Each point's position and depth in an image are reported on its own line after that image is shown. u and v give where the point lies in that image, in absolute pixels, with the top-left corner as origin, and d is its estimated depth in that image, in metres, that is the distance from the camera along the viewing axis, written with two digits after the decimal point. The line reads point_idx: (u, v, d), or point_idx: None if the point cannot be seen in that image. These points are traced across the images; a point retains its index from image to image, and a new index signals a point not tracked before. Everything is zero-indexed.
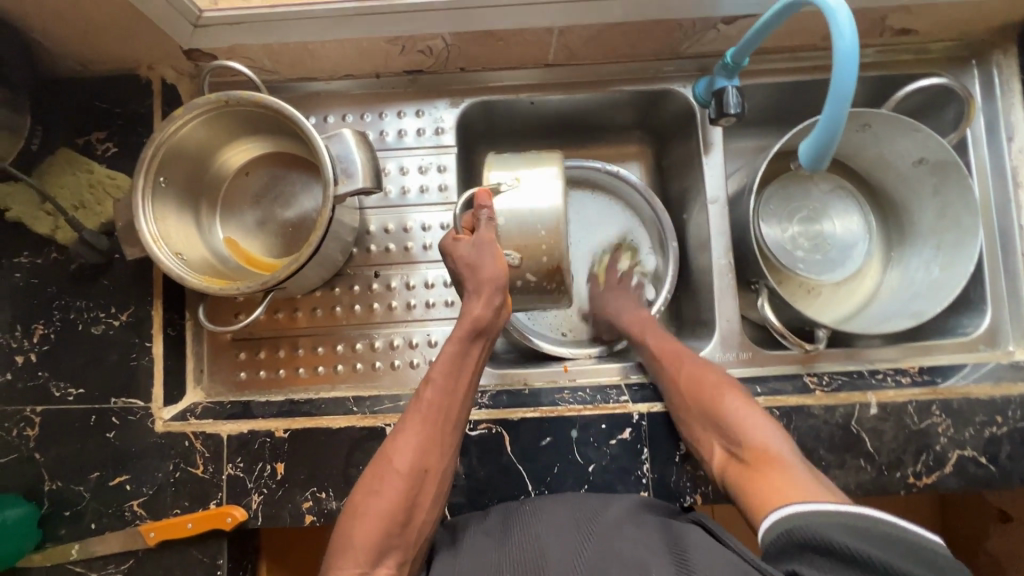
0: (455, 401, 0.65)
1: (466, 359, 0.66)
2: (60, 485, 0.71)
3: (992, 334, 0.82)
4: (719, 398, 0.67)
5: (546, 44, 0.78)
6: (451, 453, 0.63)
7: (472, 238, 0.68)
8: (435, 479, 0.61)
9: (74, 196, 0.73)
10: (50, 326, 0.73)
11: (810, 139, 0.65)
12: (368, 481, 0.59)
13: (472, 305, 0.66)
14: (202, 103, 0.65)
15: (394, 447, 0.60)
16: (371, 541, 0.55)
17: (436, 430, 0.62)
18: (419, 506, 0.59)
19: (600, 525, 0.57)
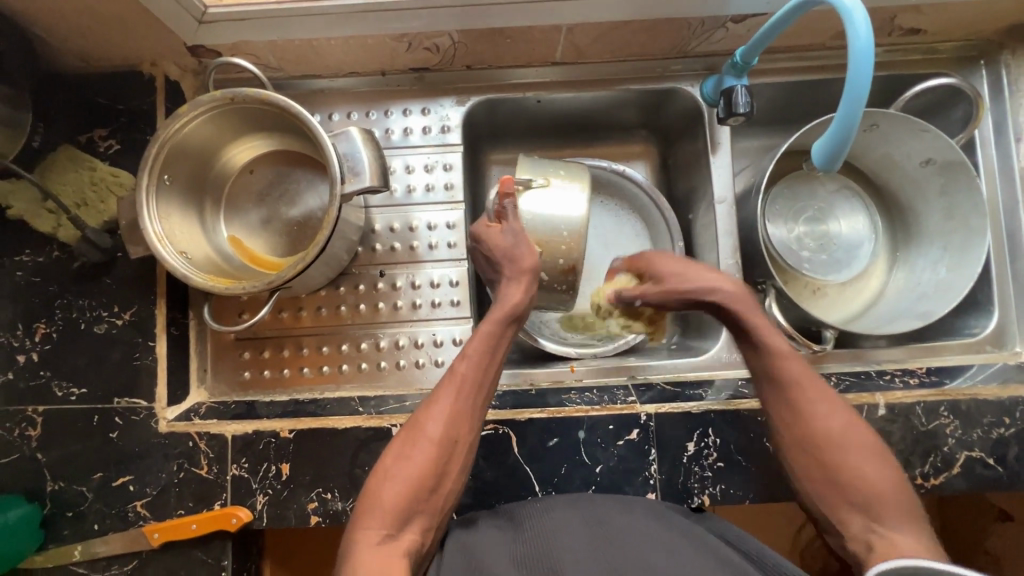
0: (488, 376, 0.63)
1: (502, 335, 0.65)
2: (62, 486, 0.71)
3: (999, 335, 0.81)
4: (859, 461, 0.55)
5: (553, 43, 0.77)
6: (479, 425, 0.62)
7: (506, 227, 0.70)
8: (464, 450, 0.60)
9: (76, 193, 0.72)
10: (52, 325, 0.72)
11: (824, 140, 0.65)
12: (399, 447, 0.59)
13: (512, 290, 0.67)
14: (207, 101, 0.64)
15: (427, 415, 0.59)
16: (397, 505, 0.54)
17: (469, 402, 0.61)
18: (448, 474, 0.58)
19: (615, 523, 0.57)
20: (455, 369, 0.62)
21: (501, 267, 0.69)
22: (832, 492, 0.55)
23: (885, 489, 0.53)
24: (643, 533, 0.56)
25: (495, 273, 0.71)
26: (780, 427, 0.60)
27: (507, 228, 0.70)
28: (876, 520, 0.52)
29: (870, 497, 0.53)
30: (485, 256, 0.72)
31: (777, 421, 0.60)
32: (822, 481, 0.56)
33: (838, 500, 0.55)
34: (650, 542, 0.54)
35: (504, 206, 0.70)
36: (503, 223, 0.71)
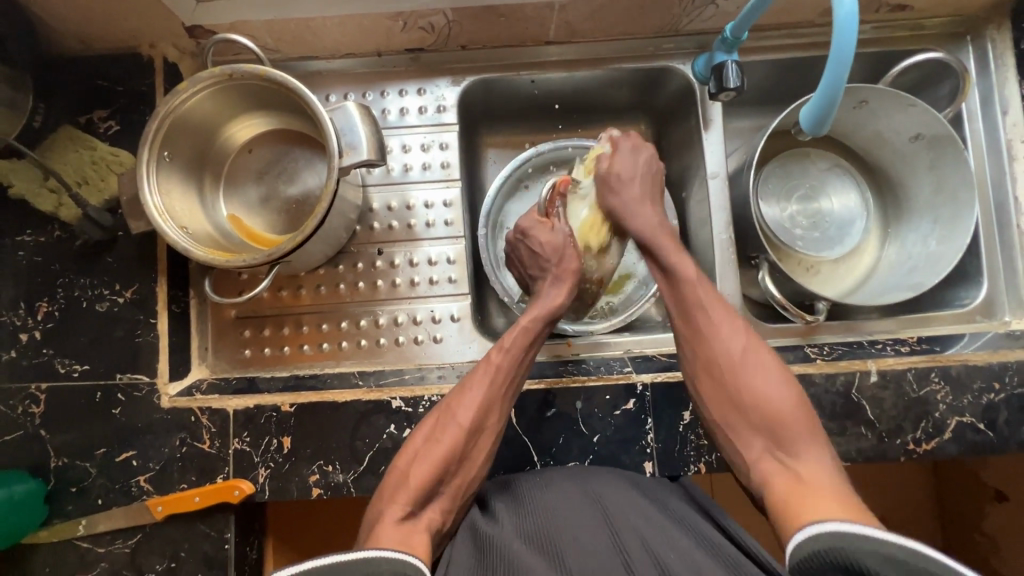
0: (520, 371, 0.69)
1: (536, 335, 0.70)
2: (66, 462, 0.71)
3: (988, 306, 0.83)
4: (758, 388, 0.61)
5: (546, 21, 0.79)
6: (506, 414, 0.67)
7: (554, 225, 0.76)
8: (489, 438, 0.64)
9: (78, 173, 0.73)
10: (54, 303, 0.73)
11: (813, 100, 0.67)
12: (430, 430, 0.63)
13: (556, 292, 0.73)
14: (206, 77, 0.65)
15: (460, 402, 0.64)
16: (424, 482, 0.57)
17: (499, 394, 0.66)
18: (473, 459, 0.62)
19: (628, 509, 0.56)
20: (492, 361, 0.66)
21: (548, 266, 0.75)
22: (737, 415, 0.61)
23: (782, 410, 0.59)
24: (655, 523, 0.55)
25: (536, 271, 0.76)
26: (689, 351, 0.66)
27: (557, 226, 0.76)
28: (778, 444, 0.58)
29: (768, 419, 0.59)
30: (528, 252, 0.77)
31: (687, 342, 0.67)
32: (725, 404, 0.62)
33: (742, 424, 0.61)
34: (660, 533, 0.53)
35: (557, 206, 0.77)
36: (553, 221, 0.76)
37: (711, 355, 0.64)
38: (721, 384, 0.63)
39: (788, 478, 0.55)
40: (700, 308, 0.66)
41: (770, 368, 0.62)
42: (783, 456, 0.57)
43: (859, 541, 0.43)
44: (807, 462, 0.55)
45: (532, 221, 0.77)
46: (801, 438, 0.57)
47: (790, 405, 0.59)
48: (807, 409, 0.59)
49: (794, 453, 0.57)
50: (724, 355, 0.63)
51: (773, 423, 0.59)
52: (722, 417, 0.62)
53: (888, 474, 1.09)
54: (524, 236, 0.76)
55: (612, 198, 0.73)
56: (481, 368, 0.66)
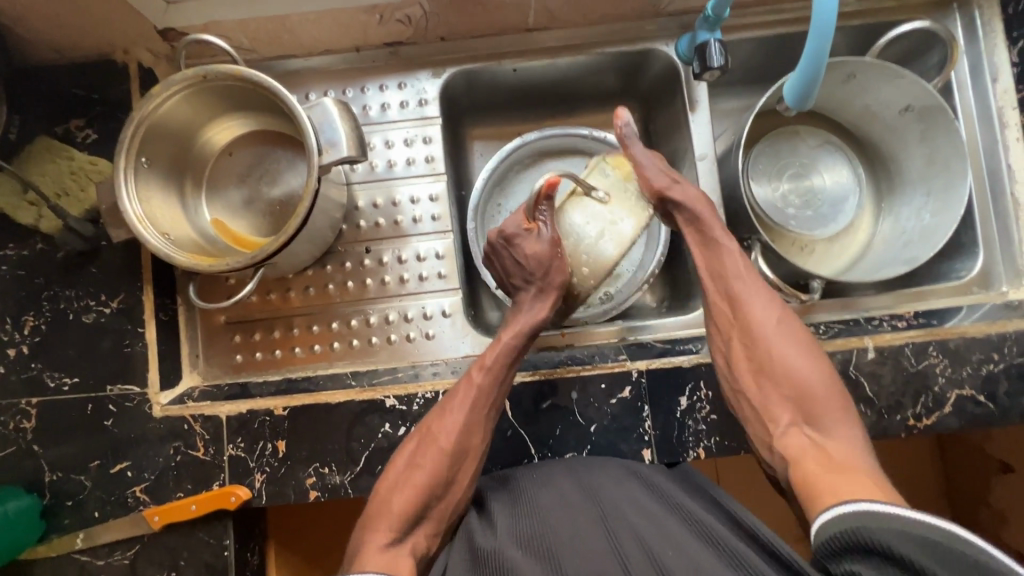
0: (501, 390, 0.69)
1: (517, 353, 0.70)
2: (61, 476, 0.71)
3: (985, 277, 0.82)
4: (794, 367, 0.65)
5: (525, 7, 0.77)
6: (490, 433, 0.67)
7: (539, 232, 0.74)
8: (474, 459, 0.64)
9: (56, 184, 0.72)
10: (40, 317, 0.72)
11: (797, 74, 0.66)
12: (413, 454, 0.64)
13: (536, 308, 0.73)
14: (180, 80, 0.64)
15: (441, 426, 0.64)
16: (406, 508, 0.58)
17: (480, 414, 0.66)
18: (458, 482, 0.62)
19: (626, 507, 0.55)
20: (473, 380, 0.67)
21: (533, 278, 0.74)
22: (771, 382, 0.66)
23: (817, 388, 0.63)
24: (654, 518, 0.54)
25: (520, 280, 0.75)
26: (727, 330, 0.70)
27: (542, 232, 0.74)
28: (807, 415, 0.63)
29: (802, 391, 0.64)
30: (512, 262, 0.75)
31: (723, 323, 0.71)
32: (761, 375, 0.66)
33: (775, 393, 0.65)
34: (658, 529, 0.52)
35: (542, 210, 0.74)
36: (537, 228, 0.74)
37: (750, 326, 0.69)
38: (761, 359, 0.67)
39: (815, 450, 0.60)
40: (737, 279, 0.71)
41: (805, 348, 0.67)
42: (810, 428, 0.62)
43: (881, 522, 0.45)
44: (837, 436, 0.60)
45: (517, 227, 0.74)
46: (827, 412, 0.62)
47: (821, 379, 0.64)
48: (834, 385, 0.64)
49: (821, 426, 0.62)
50: (764, 329, 0.68)
51: (806, 397, 0.64)
52: (755, 387, 0.66)
53: (891, 451, 1.09)
54: (508, 245, 0.74)
55: (659, 180, 0.73)
56: (463, 390, 0.67)
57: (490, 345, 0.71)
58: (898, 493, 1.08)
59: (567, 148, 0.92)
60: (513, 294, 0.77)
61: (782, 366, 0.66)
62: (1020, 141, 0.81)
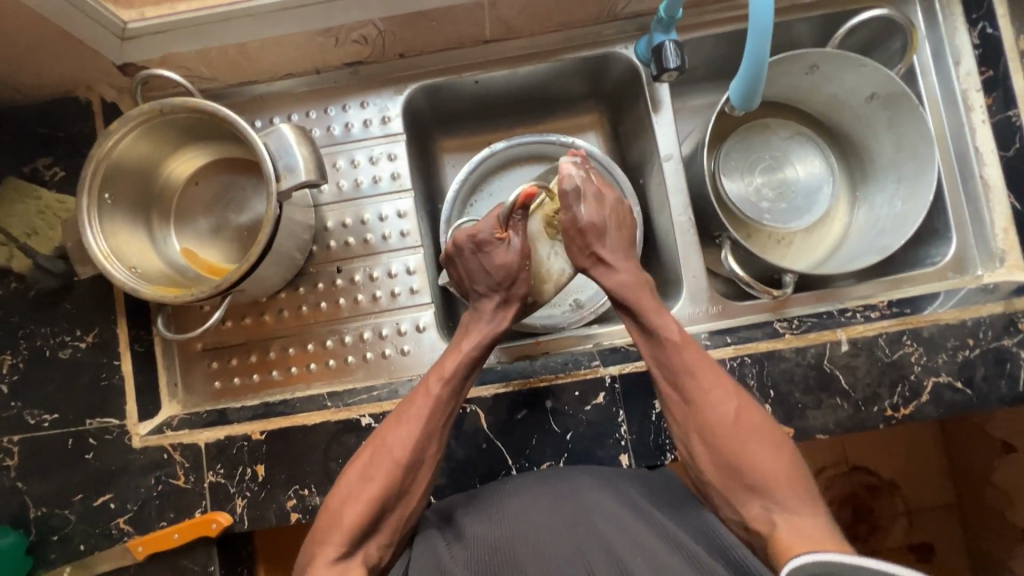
0: (458, 401, 0.68)
1: (475, 362, 0.70)
2: (45, 511, 0.72)
3: (960, 261, 0.81)
4: (751, 448, 0.59)
5: (479, 20, 0.78)
6: (445, 442, 0.67)
7: (510, 242, 0.72)
8: (429, 469, 0.64)
9: (25, 225, 0.73)
10: (18, 355, 0.73)
11: (731, 91, 0.70)
12: (365, 466, 0.63)
13: (497, 317, 0.73)
14: (135, 115, 0.64)
15: (394, 438, 0.64)
16: (359, 521, 0.58)
17: (435, 425, 0.65)
18: (411, 493, 0.62)
19: (594, 512, 0.55)
20: (431, 390, 0.66)
21: (499, 287, 0.73)
22: (733, 475, 0.59)
23: (777, 473, 0.57)
24: (619, 522, 0.54)
25: (484, 288, 0.74)
26: (680, 422, 0.64)
27: (512, 243, 0.72)
28: (776, 503, 0.56)
29: (766, 475, 0.57)
30: (479, 269, 0.73)
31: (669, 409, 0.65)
32: (718, 462, 0.60)
33: (739, 484, 0.58)
34: (626, 539, 0.52)
35: (513, 219, 0.72)
36: (509, 235, 0.72)
37: (700, 419, 0.62)
38: (716, 447, 0.60)
39: (791, 534, 0.52)
40: (682, 363, 0.65)
41: (762, 423, 0.61)
42: (778, 514, 0.55)
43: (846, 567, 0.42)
44: (806, 520, 0.53)
45: (490, 234, 0.72)
46: (795, 495, 0.56)
47: (779, 461, 0.58)
48: (795, 464, 0.58)
49: (794, 510, 0.55)
50: (715, 418, 0.61)
51: (772, 484, 0.57)
52: (718, 479, 0.60)
53: (890, 438, 1.08)
54: (479, 251, 0.72)
55: (582, 259, 0.71)
56: (425, 400, 0.66)
57: (449, 353, 0.70)
58: (903, 480, 1.08)
59: (535, 155, 0.92)
60: (474, 300, 0.75)
61: (744, 449, 0.59)
62: (987, 123, 0.80)
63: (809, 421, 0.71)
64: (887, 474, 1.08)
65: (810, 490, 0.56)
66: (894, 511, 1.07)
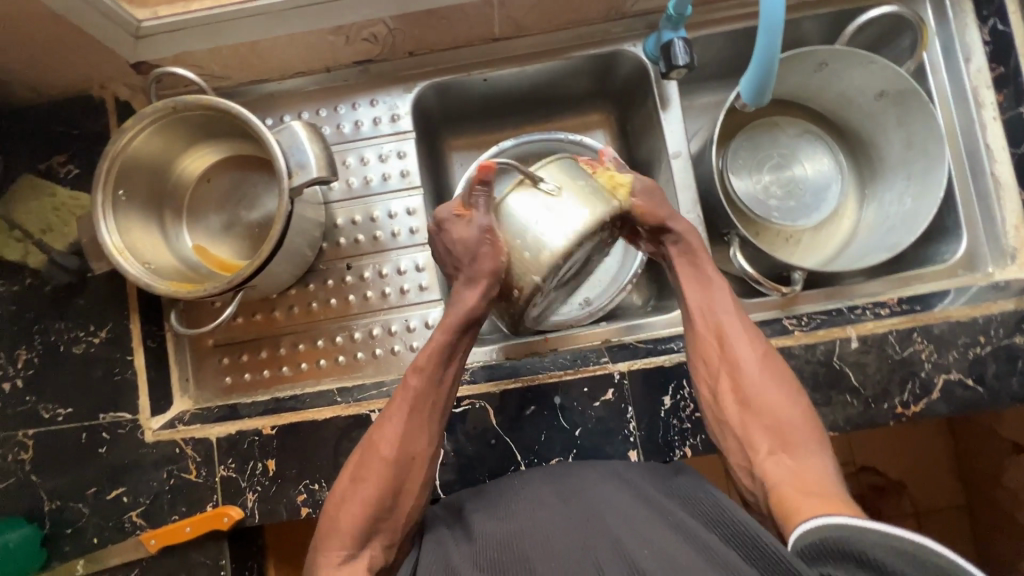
0: (442, 393, 0.68)
1: (455, 352, 0.69)
2: (59, 505, 0.72)
3: (971, 258, 0.81)
4: (770, 397, 0.64)
5: (488, 18, 0.78)
6: (437, 436, 0.66)
7: (470, 218, 0.68)
8: (422, 466, 0.64)
9: (41, 221, 0.74)
10: (33, 350, 0.74)
11: (742, 86, 0.70)
12: (357, 467, 0.63)
13: (469, 296, 0.68)
14: (149, 113, 0.65)
15: (382, 437, 0.64)
16: (356, 523, 0.59)
17: (421, 420, 0.65)
18: (407, 491, 0.62)
19: (602, 505, 0.56)
20: (409, 385, 0.66)
21: (461, 266, 0.69)
22: (751, 415, 0.64)
23: (791, 422, 0.62)
24: (627, 512, 0.54)
25: (453, 269, 0.71)
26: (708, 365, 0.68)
27: (472, 218, 0.67)
28: (785, 448, 0.61)
29: (782, 420, 0.62)
30: (445, 249, 0.71)
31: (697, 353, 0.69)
32: (738, 404, 0.65)
33: (757, 422, 0.63)
34: (634, 527, 0.52)
35: (476, 194, 0.67)
36: (472, 212, 0.68)
37: (730, 362, 0.67)
38: (740, 390, 0.65)
39: (793, 478, 0.57)
40: (722, 312, 0.70)
41: (784, 377, 0.66)
42: (786, 457, 0.60)
43: (857, 530, 0.43)
44: (811, 466, 0.58)
45: (449, 213, 0.70)
46: (804, 443, 0.60)
47: (796, 411, 0.63)
48: (810, 415, 0.63)
49: (800, 459, 0.59)
50: (744, 363, 0.66)
51: (784, 429, 0.62)
52: (735, 419, 0.65)
53: (898, 438, 1.08)
54: (440, 230, 0.71)
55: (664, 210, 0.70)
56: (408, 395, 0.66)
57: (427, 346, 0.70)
58: (911, 480, 1.07)
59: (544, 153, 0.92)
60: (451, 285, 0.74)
61: (766, 393, 0.64)
62: (998, 120, 0.80)
63: (818, 418, 0.71)
64: (895, 474, 1.07)
65: (817, 439, 0.61)
66: (902, 511, 1.06)
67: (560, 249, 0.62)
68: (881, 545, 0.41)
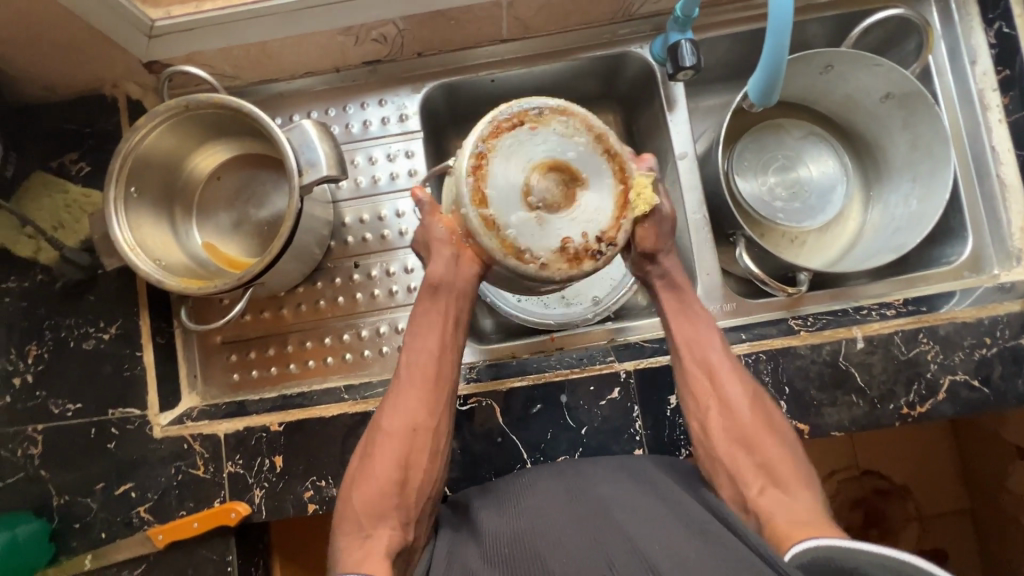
0: (438, 363, 0.65)
1: (444, 322, 0.67)
2: (68, 499, 0.73)
3: (976, 260, 0.81)
4: (757, 436, 0.63)
5: (497, 19, 0.79)
6: (441, 406, 0.65)
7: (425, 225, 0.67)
8: (429, 438, 0.63)
9: (52, 217, 0.75)
10: (43, 345, 0.75)
11: (750, 86, 0.70)
12: (365, 447, 0.63)
13: (436, 265, 0.65)
14: (162, 111, 0.66)
15: (385, 413, 0.64)
16: (368, 500, 0.59)
17: (421, 391, 0.64)
18: (415, 465, 0.62)
19: (609, 501, 0.56)
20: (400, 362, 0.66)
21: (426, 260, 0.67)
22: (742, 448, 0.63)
23: (780, 462, 0.61)
24: (633, 507, 0.55)
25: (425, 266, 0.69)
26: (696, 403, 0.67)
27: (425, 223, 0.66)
28: (777, 484, 0.59)
29: (772, 458, 0.61)
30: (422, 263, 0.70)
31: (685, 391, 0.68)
32: (729, 442, 0.64)
33: (747, 459, 0.62)
34: (641, 522, 0.52)
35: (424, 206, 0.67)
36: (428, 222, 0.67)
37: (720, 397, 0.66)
38: (730, 428, 0.64)
39: (785, 512, 0.55)
40: (712, 348, 0.68)
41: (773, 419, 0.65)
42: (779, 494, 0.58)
43: (849, 550, 0.44)
44: (804, 502, 0.57)
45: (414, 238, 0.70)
46: (794, 479, 0.59)
47: (785, 453, 0.62)
48: (797, 457, 0.62)
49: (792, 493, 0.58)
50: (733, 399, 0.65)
51: (775, 468, 0.60)
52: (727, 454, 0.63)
53: (903, 441, 1.07)
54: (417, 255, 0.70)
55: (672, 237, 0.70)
56: (405, 372, 0.65)
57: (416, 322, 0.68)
58: (914, 483, 1.07)
59: None
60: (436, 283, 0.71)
61: (756, 430, 0.63)
62: (1004, 122, 0.81)
63: (823, 417, 0.71)
64: (899, 478, 1.07)
65: (807, 478, 0.60)
66: (906, 515, 1.06)
67: (484, 171, 0.57)
68: (872, 561, 0.41)
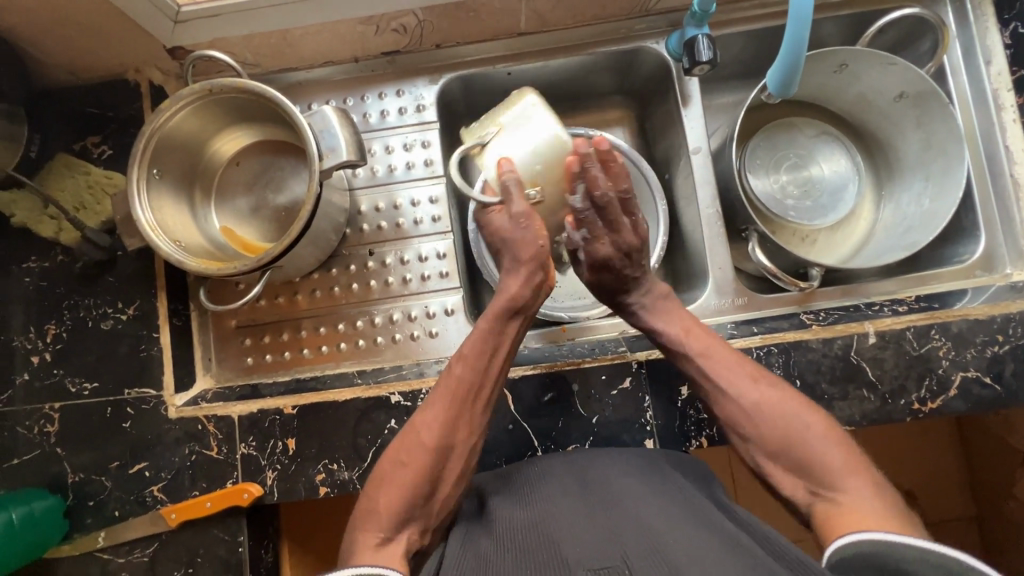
0: (486, 379, 0.66)
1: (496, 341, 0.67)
2: (83, 477, 0.74)
3: (988, 259, 0.81)
4: (793, 434, 0.58)
5: (516, 13, 0.80)
6: (476, 427, 0.64)
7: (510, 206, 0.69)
8: (460, 456, 0.62)
9: (74, 198, 0.76)
10: (62, 325, 0.76)
11: (768, 78, 0.71)
12: (397, 454, 0.61)
13: (510, 282, 0.69)
14: (187, 94, 0.67)
15: (423, 421, 0.62)
16: (395, 506, 0.56)
17: (460, 406, 0.63)
18: (443, 480, 0.60)
19: (625, 496, 0.56)
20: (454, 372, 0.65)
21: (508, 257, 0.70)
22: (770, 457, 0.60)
23: (827, 456, 0.56)
24: (648, 501, 0.54)
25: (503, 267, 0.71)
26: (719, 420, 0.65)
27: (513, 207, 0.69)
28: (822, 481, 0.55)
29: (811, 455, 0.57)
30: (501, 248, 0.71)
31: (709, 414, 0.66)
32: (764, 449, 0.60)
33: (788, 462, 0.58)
34: (656, 515, 0.52)
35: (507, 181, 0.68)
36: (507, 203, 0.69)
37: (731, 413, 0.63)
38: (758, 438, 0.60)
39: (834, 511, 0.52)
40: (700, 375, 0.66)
41: (805, 415, 0.60)
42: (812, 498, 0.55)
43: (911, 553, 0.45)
44: (855, 496, 0.52)
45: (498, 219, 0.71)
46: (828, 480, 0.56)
47: (829, 444, 0.57)
48: (845, 444, 0.57)
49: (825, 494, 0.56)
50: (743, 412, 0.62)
51: (818, 464, 0.56)
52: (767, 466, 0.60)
53: (909, 445, 1.07)
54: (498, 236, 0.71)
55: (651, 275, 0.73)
56: (452, 383, 0.64)
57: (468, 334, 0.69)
58: (920, 488, 1.07)
59: None
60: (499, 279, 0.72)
61: (792, 430, 0.59)
62: (1018, 122, 0.81)
63: (834, 411, 0.72)
64: (905, 482, 1.07)
65: (862, 467, 0.55)
66: None
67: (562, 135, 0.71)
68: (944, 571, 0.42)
